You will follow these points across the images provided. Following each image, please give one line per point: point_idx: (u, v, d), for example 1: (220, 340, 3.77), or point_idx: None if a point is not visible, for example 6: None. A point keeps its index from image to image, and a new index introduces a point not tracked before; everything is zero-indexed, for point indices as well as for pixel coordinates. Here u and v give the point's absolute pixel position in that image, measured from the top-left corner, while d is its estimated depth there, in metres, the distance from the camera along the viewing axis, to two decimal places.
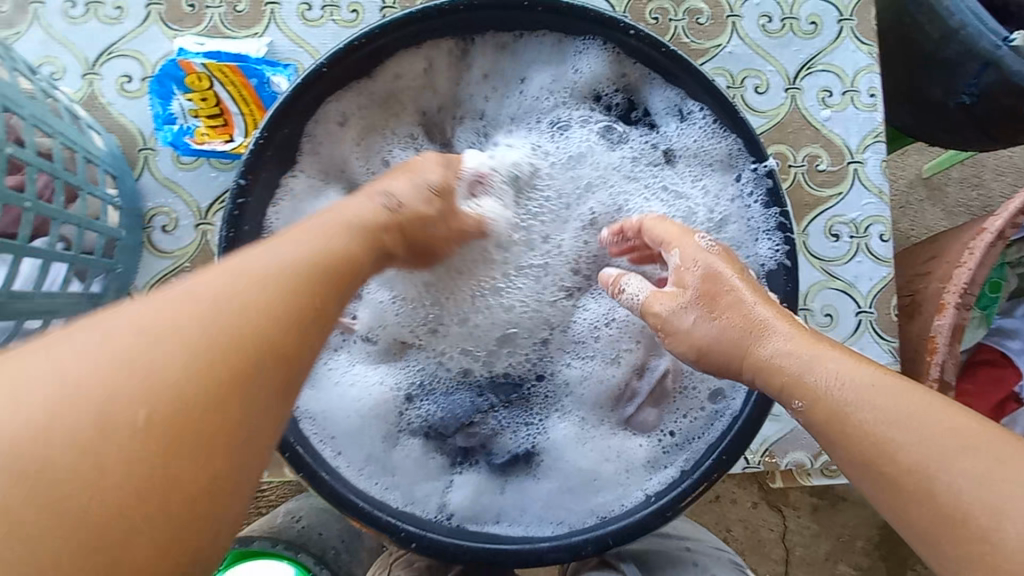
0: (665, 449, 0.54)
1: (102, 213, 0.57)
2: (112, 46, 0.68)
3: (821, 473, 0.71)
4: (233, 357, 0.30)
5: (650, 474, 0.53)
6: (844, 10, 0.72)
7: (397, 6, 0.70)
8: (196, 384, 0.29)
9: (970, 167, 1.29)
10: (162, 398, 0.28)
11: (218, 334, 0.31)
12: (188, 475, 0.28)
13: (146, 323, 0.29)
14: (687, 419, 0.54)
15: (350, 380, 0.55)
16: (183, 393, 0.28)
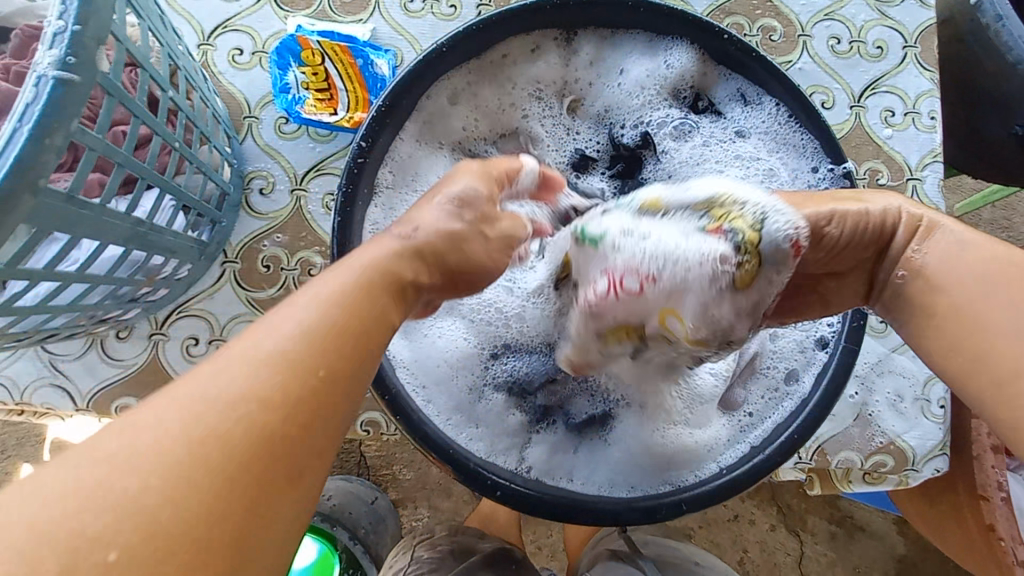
0: (739, 427, 0.56)
1: (220, 168, 0.62)
2: (227, 20, 0.73)
3: (865, 480, 0.74)
4: (309, 405, 0.30)
5: (722, 447, 0.55)
6: (910, 37, 0.77)
7: (493, 4, 0.75)
8: (274, 423, 0.29)
9: (1004, 209, 1.32)
10: (249, 442, 0.28)
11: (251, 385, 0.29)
12: (277, 516, 0.28)
13: (224, 378, 0.29)
14: (761, 399, 0.56)
15: (437, 333, 0.57)
16: (267, 443, 0.28)
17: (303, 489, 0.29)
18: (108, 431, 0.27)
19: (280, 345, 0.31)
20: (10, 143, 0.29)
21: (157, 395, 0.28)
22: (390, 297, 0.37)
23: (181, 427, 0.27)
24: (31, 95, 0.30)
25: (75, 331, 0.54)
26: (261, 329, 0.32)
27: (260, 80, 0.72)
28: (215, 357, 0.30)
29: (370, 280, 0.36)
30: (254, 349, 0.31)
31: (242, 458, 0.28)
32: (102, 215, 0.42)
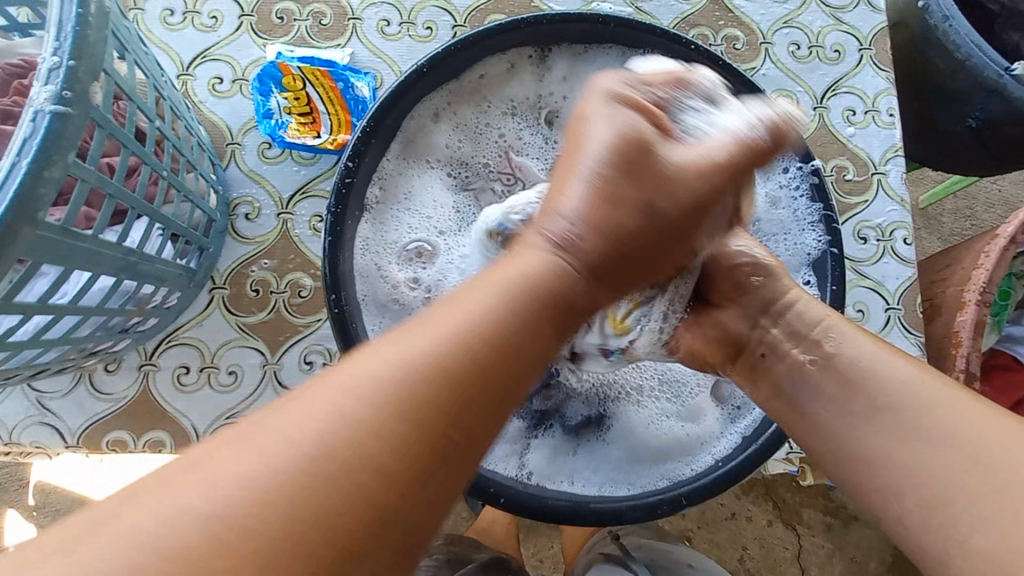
0: (731, 417, 0.58)
1: (205, 194, 0.62)
2: (206, 50, 0.74)
3: None
4: (447, 426, 0.30)
5: (717, 440, 0.56)
6: (864, 41, 0.81)
7: (468, 24, 0.77)
8: (399, 448, 0.28)
9: (965, 199, 1.38)
10: (369, 471, 0.27)
11: (379, 415, 0.28)
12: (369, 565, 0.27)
13: (354, 404, 0.28)
14: (750, 391, 0.58)
15: None
16: (396, 470, 0.28)
17: (420, 536, 0.29)
18: (215, 455, 0.27)
19: (403, 363, 0.30)
20: (8, 177, 0.30)
21: (286, 409, 0.29)
22: (556, 309, 0.36)
23: (308, 455, 0.27)
24: (27, 129, 0.30)
25: (65, 365, 0.54)
26: (398, 346, 0.31)
27: (241, 107, 0.73)
28: (335, 379, 0.30)
29: (527, 289, 0.35)
30: (405, 365, 0.30)
31: (379, 484, 0.27)
32: (96, 246, 0.42)
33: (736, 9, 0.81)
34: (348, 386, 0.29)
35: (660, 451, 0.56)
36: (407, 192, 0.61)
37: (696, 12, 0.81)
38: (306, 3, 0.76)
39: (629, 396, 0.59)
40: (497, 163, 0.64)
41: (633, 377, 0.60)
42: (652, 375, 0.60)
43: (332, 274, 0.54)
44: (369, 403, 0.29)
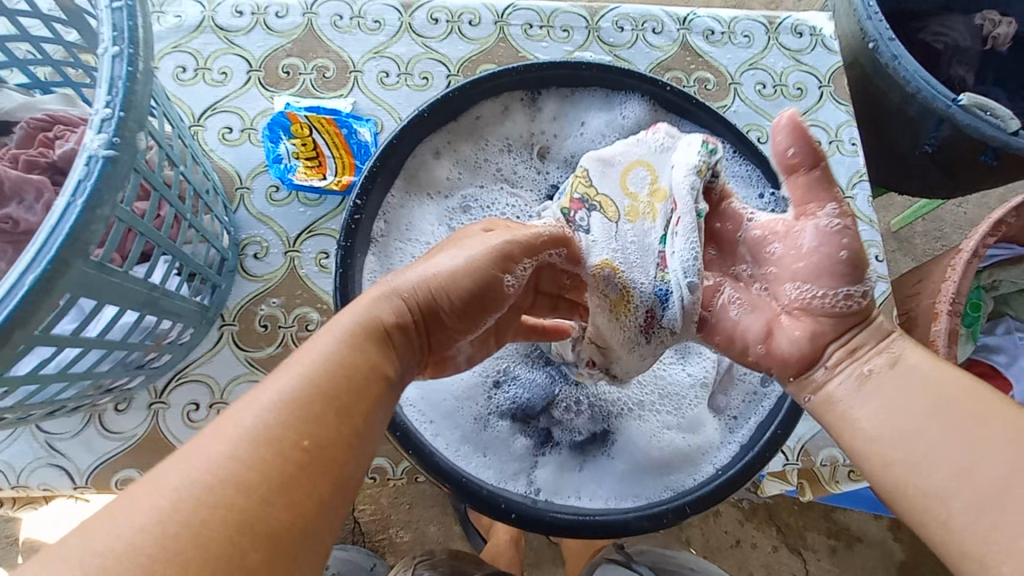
0: (729, 428, 0.61)
1: (219, 235, 0.66)
2: (216, 103, 0.79)
3: (849, 480, 0.78)
4: (298, 477, 0.32)
5: (717, 450, 0.59)
6: (823, 79, 0.89)
7: (461, 73, 0.84)
8: (255, 506, 0.30)
9: (933, 222, 1.46)
10: (229, 527, 0.29)
11: (235, 458, 0.31)
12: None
13: (199, 475, 0.30)
14: (746, 402, 0.61)
15: None
16: (253, 528, 0.29)
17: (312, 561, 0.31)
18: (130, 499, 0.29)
19: (241, 429, 0.32)
20: (64, 216, 0.33)
21: (148, 488, 0.29)
22: (375, 345, 0.40)
23: (165, 523, 0.28)
24: (83, 173, 0.34)
25: (82, 403, 0.55)
26: (236, 411, 0.33)
27: (250, 154, 0.78)
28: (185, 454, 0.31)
29: (351, 332, 0.39)
30: (234, 427, 0.32)
31: (236, 540, 0.29)
32: (125, 281, 0.45)
33: (705, 54, 0.89)
34: (210, 441, 0.31)
35: (663, 463, 0.59)
36: (409, 224, 0.65)
37: (669, 58, 0.88)
38: (311, 58, 0.82)
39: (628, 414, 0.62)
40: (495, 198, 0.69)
41: (633, 393, 0.63)
42: (651, 391, 0.63)
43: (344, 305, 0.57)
44: (229, 450, 0.31)
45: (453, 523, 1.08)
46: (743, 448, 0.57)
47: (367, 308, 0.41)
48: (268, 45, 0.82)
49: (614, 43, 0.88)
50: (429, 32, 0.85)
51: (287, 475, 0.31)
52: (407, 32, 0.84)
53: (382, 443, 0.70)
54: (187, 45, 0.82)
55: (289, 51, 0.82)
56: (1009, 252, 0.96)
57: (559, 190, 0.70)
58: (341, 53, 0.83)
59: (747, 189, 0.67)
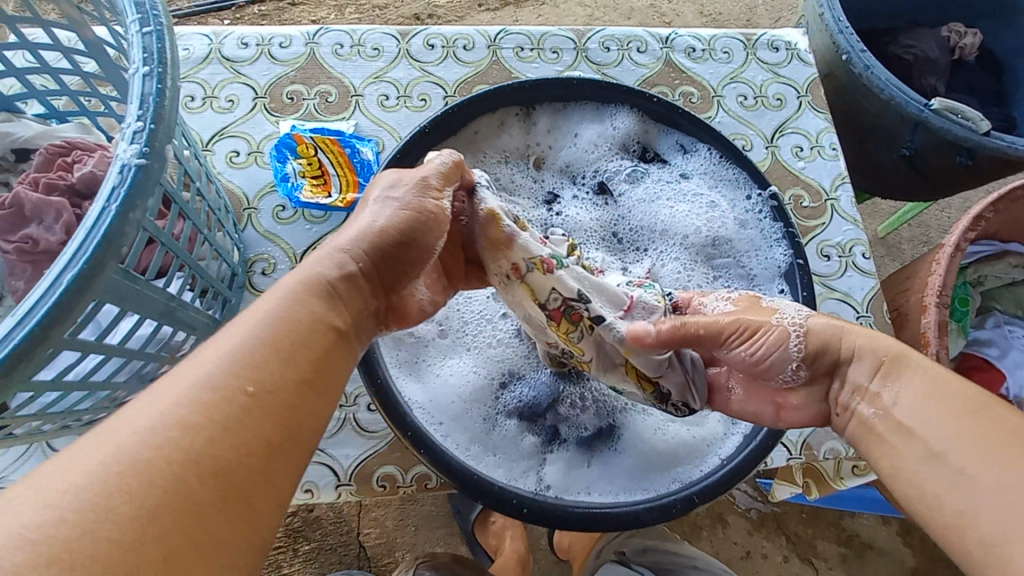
0: (732, 419, 0.62)
1: (229, 251, 0.68)
2: (224, 129, 0.83)
3: (854, 475, 0.79)
4: (242, 419, 0.34)
5: (722, 441, 0.60)
6: (800, 90, 0.93)
7: (457, 94, 0.88)
8: (203, 444, 0.32)
9: (919, 227, 1.50)
10: (175, 464, 0.31)
11: (187, 404, 0.33)
12: (221, 529, 0.31)
13: (154, 417, 0.32)
14: None
15: (446, 371, 0.62)
16: (199, 464, 0.32)
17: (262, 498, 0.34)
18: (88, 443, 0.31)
19: (190, 379, 0.34)
20: (99, 219, 0.35)
21: (103, 430, 0.31)
22: (319, 303, 0.42)
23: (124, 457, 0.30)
24: (116, 180, 0.36)
25: (97, 416, 0.56)
26: (187, 365, 0.35)
27: (257, 176, 0.81)
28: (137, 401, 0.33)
29: (296, 293, 0.41)
30: (185, 378, 0.34)
31: (182, 473, 0.31)
32: (146, 290, 0.47)
33: (689, 70, 0.94)
34: (165, 391, 0.34)
35: (670, 457, 0.60)
36: None
37: (655, 74, 0.93)
38: (313, 85, 0.86)
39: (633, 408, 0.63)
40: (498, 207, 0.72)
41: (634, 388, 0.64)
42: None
43: None
44: (180, 399, 0.33)
45: (460, 542, 1.07)
46: (748, 436, 0.58)
47: (310, 267, 0.43)
48: (273, 73, 0.86)
49: (602, 63, 0.92)
50: (426, 57, 0.89)
51: (233, 418, 0.34)
52: (405, 58, 0.89)
53: (391, 451, 0.71)
54: (195, 76, 0.86)
55: (293, 78, 0.86)
56: (991, 248, 0.99)
57: (557, 197, 0.73)
58: (342, 79, 0.87)
59: (736, 191, 0.70)
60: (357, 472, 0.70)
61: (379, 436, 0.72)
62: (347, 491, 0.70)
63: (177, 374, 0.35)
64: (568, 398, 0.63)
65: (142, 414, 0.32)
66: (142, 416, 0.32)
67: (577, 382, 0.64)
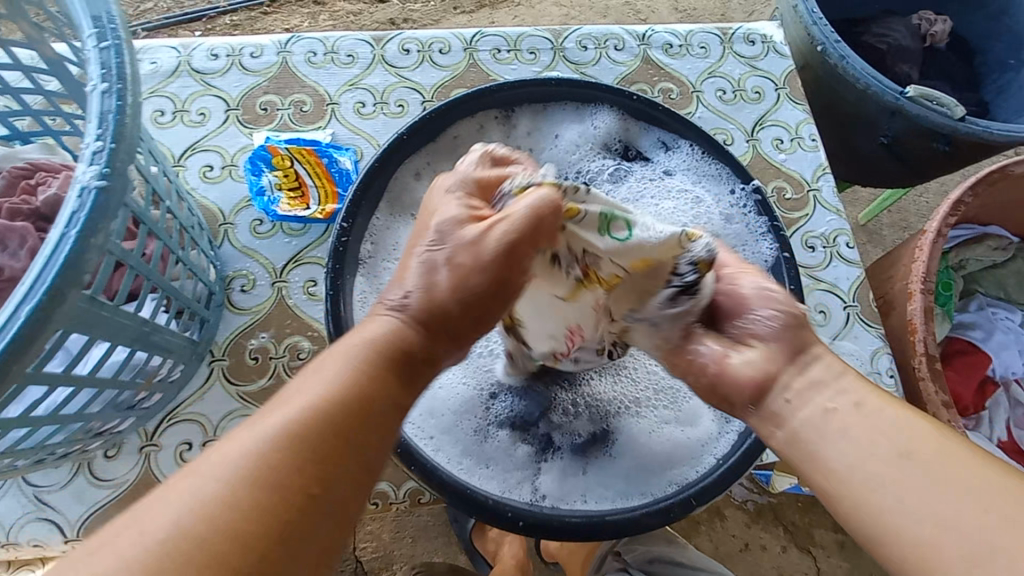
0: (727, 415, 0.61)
1: (205, 270, 0.66)
2: (196, 143, 0.81)
3: None
4: (286, 493, 0.34)
5: (718, 440, 0.59)
6: (778, 81, 0.94)
7: (435, 99, 0.86)
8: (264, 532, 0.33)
9: (899, 213, 1.52)
10: (222, 537, 0.32)
11: (232, 478, 0.34)
12: None
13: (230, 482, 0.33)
14: None
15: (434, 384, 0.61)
16: (244, 537, 0.32)
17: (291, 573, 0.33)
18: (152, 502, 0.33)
19: (257, 447, 0.35)
20: (58, 247, 0.33)
21: (195, 474, 0.34)
22: (380, 383, 0.41)
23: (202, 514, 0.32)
24: (75, 204, 0.34)
25: (72, 448, 0.54)
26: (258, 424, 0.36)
27: (232, 190, 0.78)
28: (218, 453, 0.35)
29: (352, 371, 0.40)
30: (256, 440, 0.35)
31: (228, 546, 0.32)
32: (116, 316, 0.45)
33: (667, 66, 0.93)
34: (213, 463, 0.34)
35: (667, 459, 0.59)
36: (396, 245, 0.66)
37: (633, 72, 0.92)
38: (287, 94, 0.84)
39: (628, 413, 0.62)
40: None
41: (626, 391, 0.63)
42: (646, 387, 0.63)
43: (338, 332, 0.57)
44: (226, 472, 0.34)
45: (458, 552, 1.06)
46: (742, 434, 0.57)
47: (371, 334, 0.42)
48: (245, 84, 0.84)
49: (579, 62, 0.92)
50: (402, 62, 0.88)
51: (277, 494, 0.34)
52: (380, 63, 0.87)
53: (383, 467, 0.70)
54: (164, 90, 0.83)
55: (265, 89, 0.84)
56: (971, 232, 1.01)
57: None
58: (317, 88, 0.85)
59: (720, 186, 0.69)
60: None
61: None
62: None
63: (230, 443, 0.36)
64: (563, 406, 0.62)
65: (202, 483, 0.33)
66: (200, 486, 0.33)
67: (567, 388, 0.63)
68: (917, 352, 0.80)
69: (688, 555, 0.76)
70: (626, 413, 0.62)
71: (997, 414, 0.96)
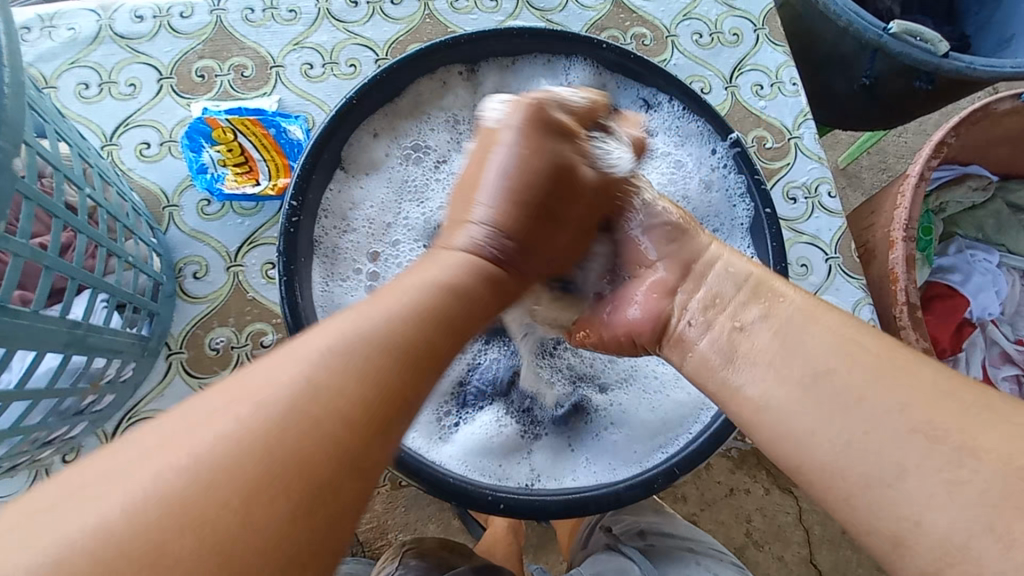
0: (696, 408, 0.57)
1: (149, 260, 0.61)
2: (128, 118, 0.73)
3: None
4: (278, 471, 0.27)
5: (695, 419, 0.56)
6: (757, 21, 0.88)
7: (390, 57, 0.79)
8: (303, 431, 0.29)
9: (876, 154, 1.37)
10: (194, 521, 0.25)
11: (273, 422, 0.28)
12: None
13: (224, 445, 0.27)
14: (689, 391, 0.58)
15: None
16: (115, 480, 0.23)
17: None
18: None
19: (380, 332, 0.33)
20: None
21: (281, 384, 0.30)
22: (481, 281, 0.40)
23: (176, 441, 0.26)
24: None
25: (20, 459, 0.51)
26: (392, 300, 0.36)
27: (173, 169, 0.72)
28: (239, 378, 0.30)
29: (448, 275, 0.39)
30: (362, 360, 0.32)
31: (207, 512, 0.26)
32: (39, 321, 0.41)
33: (638, 9, 0.87)
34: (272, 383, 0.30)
35: (657, 433, 0.56)
36: (354, 210, 0.62)
37: (603, 17, 0.86)
38: (224, 58, 0.76)
39: (617, 400, 0.59)
40: (404, 142, 0.65)
41: (584, 347, 0.62)
42: None
43: (295, 319, 0.53)
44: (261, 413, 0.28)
45: (452, 517, 1.03)
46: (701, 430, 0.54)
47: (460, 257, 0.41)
48: (177, 49, 0.76)
49: (545, 8, 0.84)
50: (350, 17, 0.80)
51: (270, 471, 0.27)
52: (326, 18, 0.79)
53: None
54: (86, 59, 0.75)
55: (201, 53, 0.76)
56: (952, 173, 0.99)
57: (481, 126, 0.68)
58: (258, 49, 0.77)
59: (699, 143, 0.65)
60: None
61: None
62: None
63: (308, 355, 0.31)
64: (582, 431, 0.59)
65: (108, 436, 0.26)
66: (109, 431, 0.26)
67: (545, 358, 0.61)
68: (899, 301, 0.78)
69: (676, 526, 0.71)
70: (616, 394, 0.60)
71: (973, 355, 0.96)
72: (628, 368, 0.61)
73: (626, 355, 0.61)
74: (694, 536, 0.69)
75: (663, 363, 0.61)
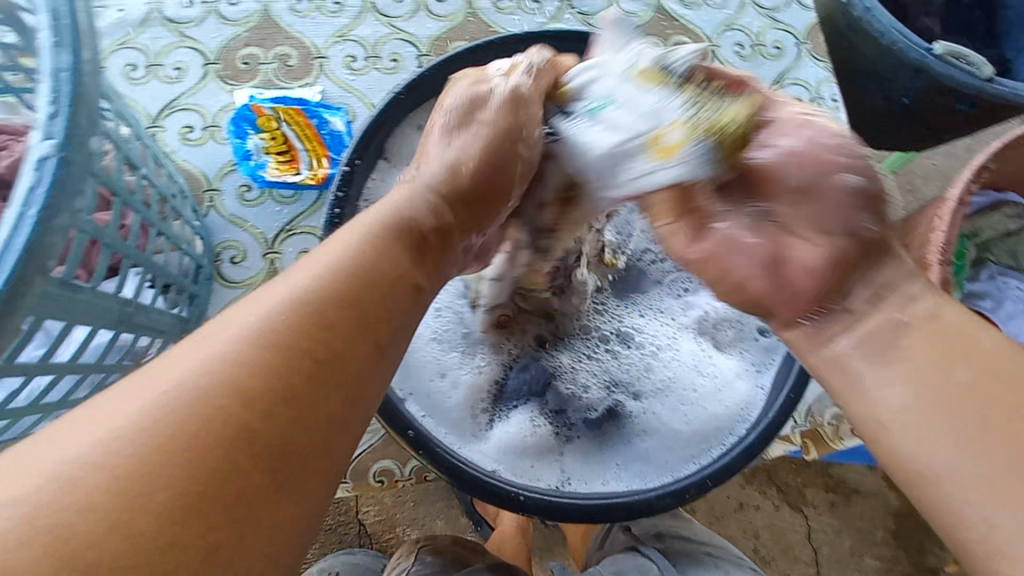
0: (731, 421, 0.57)
1: (191, 242, 0.62)
2: (173, 101, 0.74)
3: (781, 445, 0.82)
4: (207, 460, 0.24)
5: (731, 433, 0.56)
6: (800, 36, 0.87)
7: (432, 53, 0.80)
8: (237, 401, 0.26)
9: (904, 175, 1.36)
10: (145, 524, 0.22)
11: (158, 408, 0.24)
12: None
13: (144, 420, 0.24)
14: (724, 403, 0.58)
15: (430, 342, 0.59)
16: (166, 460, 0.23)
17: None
18: None
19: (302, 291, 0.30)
20: (15, 229, 0.30)
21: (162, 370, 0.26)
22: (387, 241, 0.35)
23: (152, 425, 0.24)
24: (32, 177, 0.31)
25: None
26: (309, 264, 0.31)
27: (216, 154, 0.73)
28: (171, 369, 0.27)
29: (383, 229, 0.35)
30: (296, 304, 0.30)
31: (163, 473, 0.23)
32: (93, 298, 0.42)
33: (681, 18, 0.87)
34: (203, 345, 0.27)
35: (691, 443, 0.56)
36: None
37: (645, 24, 0.86)
38: (269, 46, 0.77)
39: (649, 407, 0.59)
40: None
41: (621, 355, 0.62)
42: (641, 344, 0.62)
43: None
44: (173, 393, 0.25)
45: (460, 515, 1.03)
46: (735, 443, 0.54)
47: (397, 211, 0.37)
48: (223, 36, 0.77)
49: (588, 13, 0.85)
50: (394, 11, 0.80)
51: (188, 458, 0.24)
52: (370, 12, 0.80)
53: (387, 444, 0.69)
54: (134, 41, 0.76)
55: (247, 40, 0.77)
56: (987, 198, 0.97)
57: None
58: (303, 39, 0.78)
59: None
60: (352, 468, 0.68)
61: (372, 430, 0.69)
62: (343, 487, 0.68)
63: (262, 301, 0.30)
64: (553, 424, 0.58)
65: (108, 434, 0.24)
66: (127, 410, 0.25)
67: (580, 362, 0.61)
68: None
69: (696, 530, 0.70)
70: (651, 402, 0.60)
71: None
72: (664, 377, 0.61)
73: (661, 365, 0.61)
74: (713, 541, 0.68)
75: (699, 375, 0.60)
